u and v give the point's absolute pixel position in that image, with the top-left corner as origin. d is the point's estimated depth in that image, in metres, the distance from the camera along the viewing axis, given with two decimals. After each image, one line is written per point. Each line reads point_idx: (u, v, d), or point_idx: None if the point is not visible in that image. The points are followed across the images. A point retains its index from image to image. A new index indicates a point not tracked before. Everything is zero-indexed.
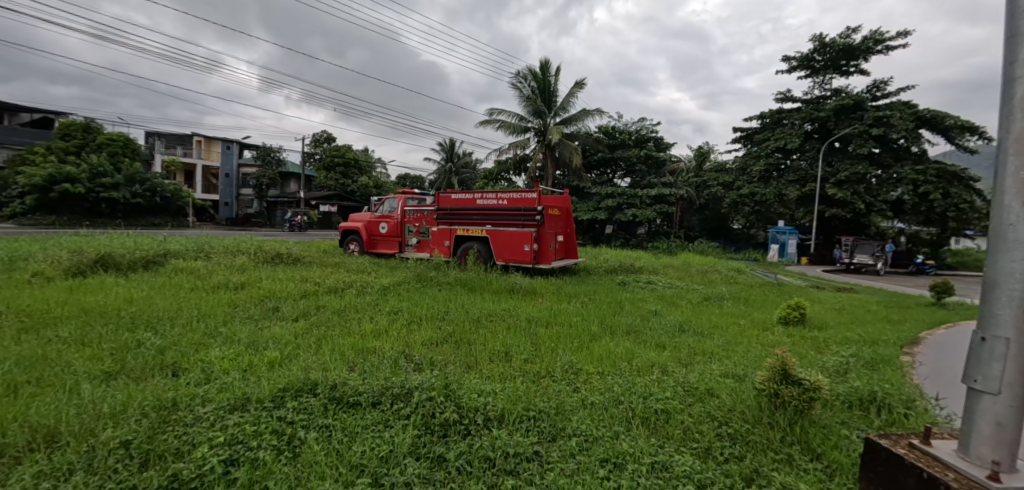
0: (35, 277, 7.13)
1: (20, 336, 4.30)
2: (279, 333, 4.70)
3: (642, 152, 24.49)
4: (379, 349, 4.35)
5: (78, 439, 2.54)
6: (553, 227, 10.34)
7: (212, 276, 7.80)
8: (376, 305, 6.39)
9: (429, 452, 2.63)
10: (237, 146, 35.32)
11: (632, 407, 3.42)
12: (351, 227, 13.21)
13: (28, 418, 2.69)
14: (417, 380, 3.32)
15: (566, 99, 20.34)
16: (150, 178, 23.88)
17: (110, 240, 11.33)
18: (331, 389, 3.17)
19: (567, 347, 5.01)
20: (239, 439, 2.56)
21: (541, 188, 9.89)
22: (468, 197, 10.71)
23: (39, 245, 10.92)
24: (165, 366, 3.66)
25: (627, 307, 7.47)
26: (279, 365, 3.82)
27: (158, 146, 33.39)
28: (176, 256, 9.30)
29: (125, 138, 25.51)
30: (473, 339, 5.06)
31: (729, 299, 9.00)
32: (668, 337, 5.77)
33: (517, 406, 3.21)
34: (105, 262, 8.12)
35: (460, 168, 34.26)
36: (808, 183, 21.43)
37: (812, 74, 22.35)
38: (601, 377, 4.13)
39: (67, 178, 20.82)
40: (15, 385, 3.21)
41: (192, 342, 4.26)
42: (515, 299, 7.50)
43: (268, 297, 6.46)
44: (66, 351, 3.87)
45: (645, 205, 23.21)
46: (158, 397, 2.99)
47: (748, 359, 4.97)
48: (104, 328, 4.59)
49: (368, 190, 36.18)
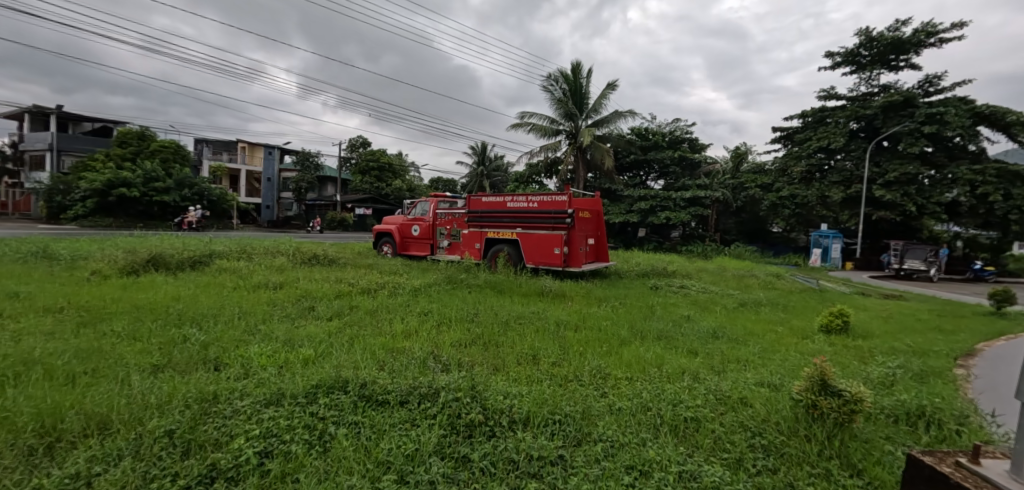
0: (94, 275, 7.65)
1: (79, 329, 4.61)
2: (313, 331, 4.86)
3: (676, 153, 24.08)
4: (409, 349, 4.44)
5: (127, 427, 2.69)
6: (584, 230, 10.29)
7: (253, 276, 8.14)
8: (407, 306, 6.52)
9: (454, 452, 2.66)
10: (278, 151, 36.73)
11: (660, 415, 3.37)
12: (385, 229, 13.49)
13: (83, 406, 2.87)
14: (444, 380, 3.38)
15: (597, 101, 20.25)
16: (199, 182, 25.11)
17: (160, 242, 11.92)
18: (360, 387, 3.25)
19: (596, 350, 4.99)
20: (273, 432, 2.66)
21: (571, 191, 9.86)
22: (498, 200, 10.79)
23: (99, 245, 11.64)
24: (208, 361, 3.85)
25: (658, 312, 7.34)
26: (313, 362, 3.95)
27: (205, 152, 35.08)
28: (220, 257, 9.72)
29: (175, 145, 26.78)
30: (501, 341, 5.10)
31: (767, 305, 8.74)
32: (701, 344, 5.63)
33: (543, 409, 3.21)
34: (155, 261, 8.57)
35: (491, 171, 34.70)
36: (854, 184, 20.44)
37: (857, 69, 21.40)
38: (629, 383, 4.08)
39: (123, 182, 22.26)
40: (73, 375, 3.43)
41: (233, 339, 4.46)
42: (543, 302, 7.50)
43: (303, 297, 6.67)
44: (118, 345, 4.12)
45: (678, 208, 22.76)
46: (200, 389, 3.14)
47: (785, 367, 4.79)
48: (153, 324, 4.85)
49: (401, 193, 37.06)
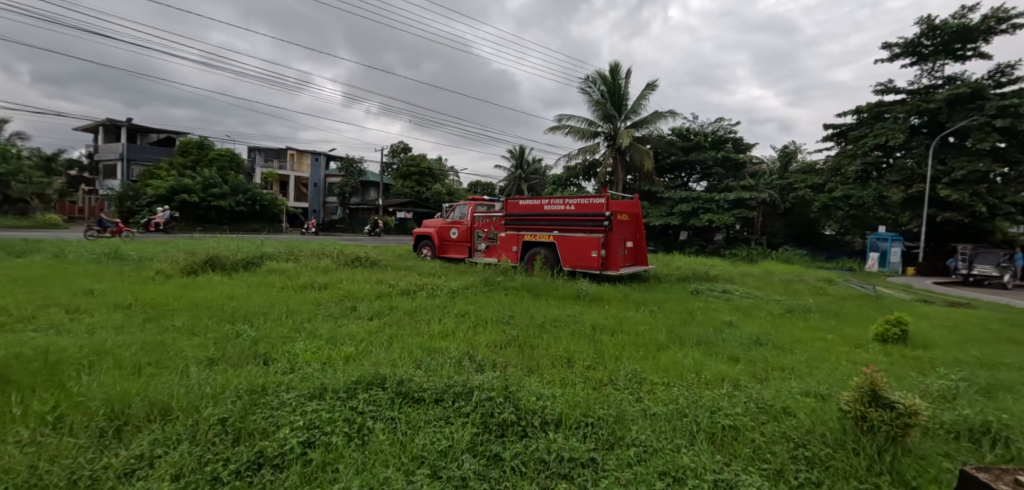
0: (159, 275, 8.24)
1: (145, 324, 4.99)
2: (355, 330, 5.05)
3: (719, 153, 23.36)
4: (445, 349, 4.53)
5: (186, 414, 2.90)
6: (622, 233, 10.18)
7: (300, 276, 8.52)
8: (445, 307, 6.66)
9: (486, 450, 2.71)
10: (324, 158, 38.25)
11: (697, 421, 3.31)
12: (424, 232, 13.79)
13: (147, 394, 3.11)
14: (478, 379, 3.45)
15: (636, 102, 19.98)
16: (252, 188, 26.45)
17: (217, 244, 12.69)
18: (397, 384, 3.37)
19: (632, 355, 4.93)
20: (316, 424, 2.80)
21: (609, 193, 9.79)
22: (535, 203, 10.83)
23: (162, 247, 12.51)
24: (258, 355, 4.08)
25: (698, 317, 7.15)
26: (353, 359, 4.11)
27: (257, 160, 37.00)
28: (270, 259, 10.23)
29: (231, 153, 28.36)
30: (536, 343, 5.13)
31: (817, 311, 8.34)
32: (743, 350, 5.44)
33: (576, 411, 3.22)
34: (213, 262, 9.12)
35: (529, 175, 34.82)
36: (916, 183, 19.14)
37: (919, 61, 20.10)
38: (665, 388, 4.01)
39: (185, 189, 23.80)
40: (139, 366, 3.72)
41: (280, 335, 4.71)
42: (580, 306, 7.47)
43: (346, 297, 6.94)
44: (179, 339, 4.43)
45: (722, 210, 22.06)
46: (251, 382, 3.34)
47: (834, 377, 4.56)
48: (209, 320, 5.20)
49: (441, 197, 37.75)
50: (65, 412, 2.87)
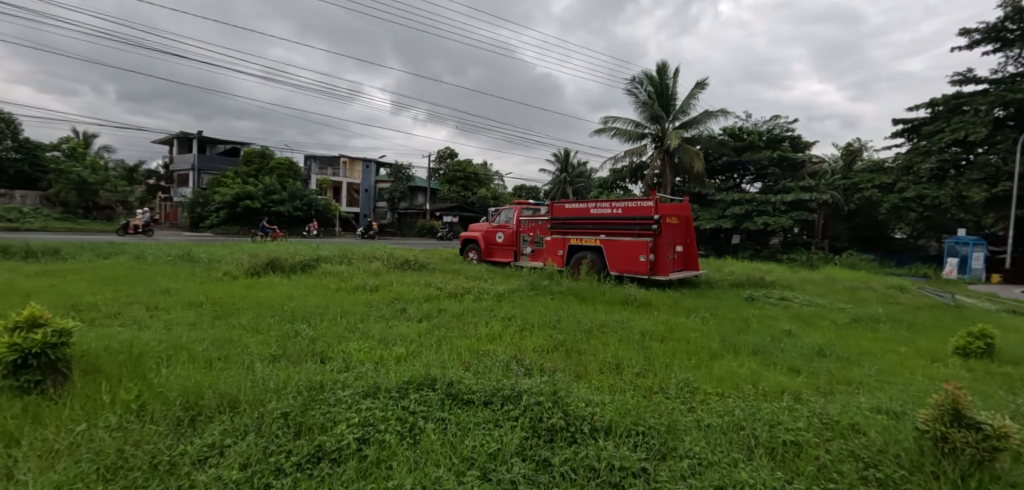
0: (226, 275, 8.84)
1: (215, 321, 5.36)
2: (405, 332, 5.19)
3: (776, 153, 22.30)
4: (492, 352, 4.55)
5: (252, 407, 3.07)
6: (671, 237, 9.91)
7: (353, 278, 8.88)
8: (492, 310, 6.72)
9: (535, 455, 2.69)
10: (375, 164, 39.68)
11: (754, 435, 3.15)
12: (471, 236, 13.98)
13: (218, 387, 3.32)
14: (527, 384, 3.45)
15: (685, 101, 19.48)
16: (307, 194, 27.74)
17: (278, 247, 13.44)
18: (447, 386, 3.42)
19: (683, 363, 4.78)
20: (370, 422, 2.89)
21: (658, 196, 9.56)
22: (582, 206, 10.74)
23: (229, 250, 13.39)
24: (316, 354, 4.27)
25: (754, 325, 6.80)
26: (404, 360, 4.21)
27: (313, 167, 38.89)
28: (326, 261, 10.72)
29: (289, 162, 29.93)
30: (583, 348, 5.07)
31: (887, 321, 7.74)
32: (805, 362, 5.14)
33: (626, 419, 3.14)
34: (273, 264, 9.67)
35: (574, 178, 34.61)
36: (1000, 181, 17.08)
37: (1002, 47, 18.38)
38: (720, 399, 3.85)
39: (248, 195, 25.35)
40: (210, 360, 3.99)
41: (336, 335, 4.90)
42: (628, 311, 7.33)
43: (397, 299, 7.16)
44: (244, 336, 4.72)
45: (778, 212, 21.00)
46: (309, 379, 3.49)
47: (909, 394, 4.21)
48: (271, 318, 5.50)
49: (486, 201, 38.18)
50: (146, 401, 3.11)
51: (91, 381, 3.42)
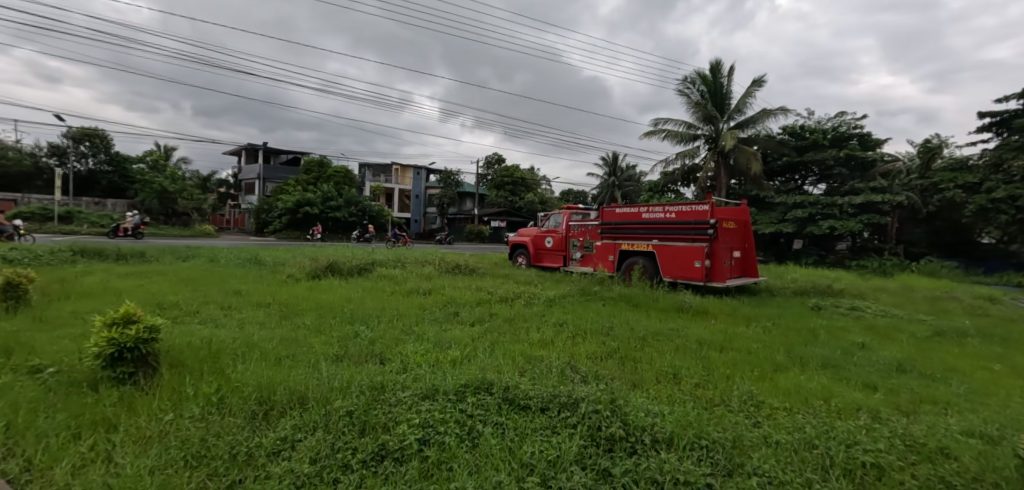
0: (289, 277, 9.34)
1: (282, 321, 5.68)
2: (459, 335, 5.27)
3: (842, 152, 20.91)
4: (546, 358, 4.53)
5: (319, 404, 3.21)
6: (728, 242, 9.50)
7: (407, 282, 9.11)
8: (543, 315, 6.70)
9: (595, 464, 2.64)
10: (425, 171, 40.79)
11: (830, 455, 2.93)
12: (520, 241, 14.02)
13: (287, 383, 3.50)
14: (584, 391, 3.40)
15: (741, 100, 18.71)
16: (362, 201, 28.74)
17: (336, 251, 14.03)
18: (503, 390, 3.43)
19: (746, 375, 4.54)
20: (430, 423, 2.94)
21: (713, 200, 9.20)
22: (633, 211, 10.51)
23: (292, 253, 14.12)
24: (375, 355, 4.41)
25: (821, 337, 6.37)
26: (459, 363, 4.27)
27: (367, 175, 40.47)
28: (380, 265, 11.07)
29: (345, 170, 31.25)
30: (638, 357, 4.93)
31: (976, 336, 7.02)
32: (881, 378, 4.75)
33: (688, 432, 3.03)
34: (333, 267, 10.10)
35: (623, 181, 34.02)
36: None
37: None
38: (788, 415, 3.62)
39: (307, 202, 26.78)
40: (279, 358, 4.21)
41: (393, 337, 5.04)
42: (682, 319, 7.07)
43: (449, 303, 7.28)
44: (309, 336, 4.95)
45: (846, 216, 19.65)
46: (371, 379, 3.61)
47: (1008, 417, 3.78)
48: (333, 320, 5.75)
49: (534, 206, 38.24)
50: (225, 395, 3.32)
51: (177, 374, 3.70)
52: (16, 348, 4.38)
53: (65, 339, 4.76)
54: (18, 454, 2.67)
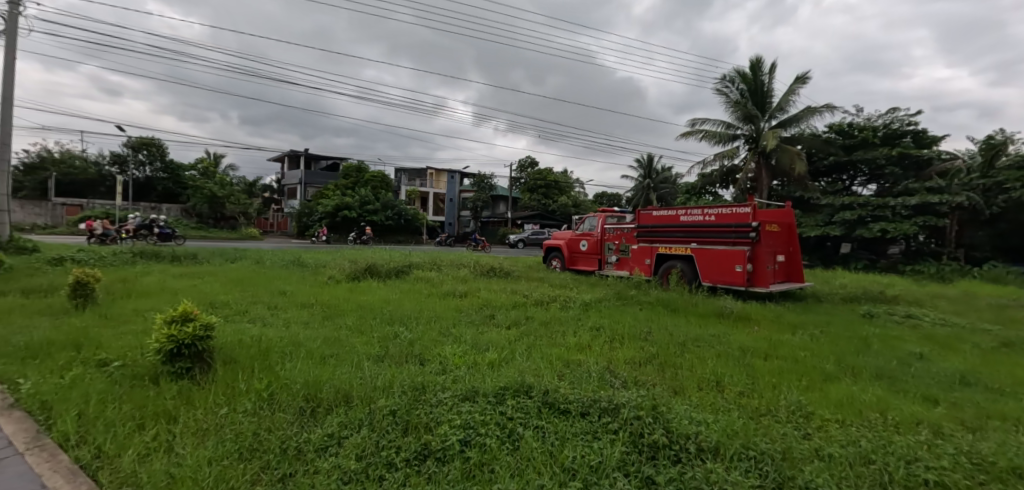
0: (330, 279, 9.63)
1: (325, 321, 5.87)
2: (496, 337, 5.29)
3: (894, 150, 19.82)
4: (584, 362, 4.49)
5: (363, 403, 3.29)
6: (772, 246, 9.15)
7: (443, 285, 9.23)
8: (579, 319, 6.64)
9: (638, 471, 2.58)
10: (459, 175, 41.29)
11: (888, 472, 2.77)
12: (554, 244, 13.97)
13: (332, 382, 3.61)
14: (625, 397, 3.35)
15: (783, 98, 18.05)
16: (398, 204, 29.34)
17: (374, 254, 14.37)
18: (543, 394, 3.42)
19: (794, 384, 4.36)
20: (471, 424, 2.97)
21: (755, 201, 8.89)
22: (670, 214, 10.30)
23: (332, 256, 14.55)
24: (415, 356, 4.48)
25: (875, 346, 6.03)
26: (498, 365, 4.29)
27: (403, 179, 41.32)
28: (417, 268, 11.25)
29: (381, 175, 32.01)
30: (678, 363, 4.81)
31: None
32: (942, 391, 4.46)
33: (735, 442, 2.93)
34: (371, 269, 10.34)
35: (658, 184, 33.40)
36: None
37: None
38: (841, 427, 3.45)
39: (346, 206, 27.61)
40: (324, 357, 4.35)
41: (432, 339, 5.12)
42: (724, 325, 6.85)
43: (485, 305, 7.33)
44: (352, 336, 5.09)
45: (899, 218, 18.59)
46: (412, 379, 3.68)
47: None
48: (373, 321, 5.90)
49: (567, 209, 38.04)
50: (275, 391, 3.46)
51: (230, 370, 3.89)
52: (86, 343, 4.70)
53: (128, 335, 5.07)
54: (89, 441, 2.86)
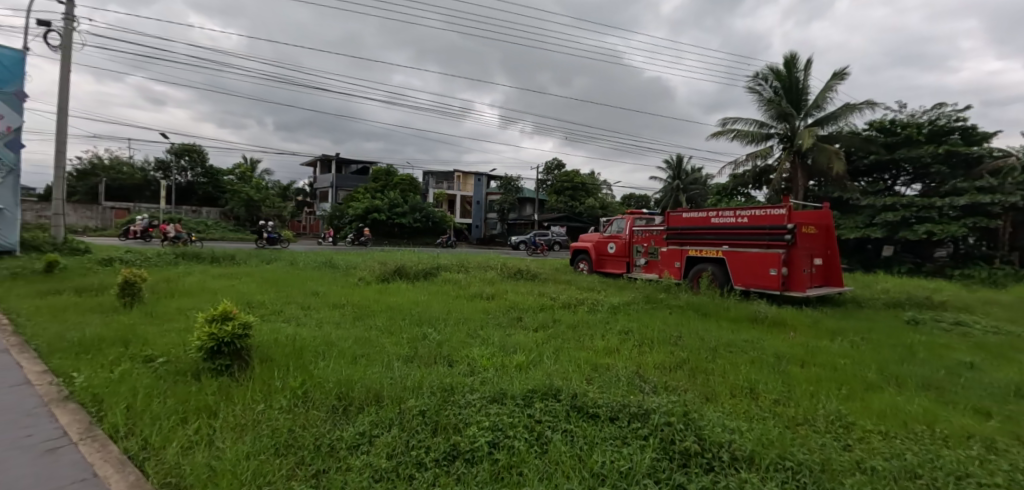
0: (361, 280, 9.86)
1: (356, 321, 6.00)
2: (524, 340, 5.30)
3: (940, 148, 18.81)
4: (612, 366, 4.44)
5: (393, 403, 3.34)
6: (809, 248, 8.83)
7: (470, 287, 9.30)
8: (607, 322, 6.57)
9: (669, 479, 2.54)
10: (486, 178, 41.55)
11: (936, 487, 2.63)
12: (581, 247, 13.88)
13: (363, 381, 3.68)
14: (655, 403, 3.29)
15: (820, 95, 17.43)
16: (426, 207, 29.73)
17: (403, 256, 14.59)
18: (572, 397, 3.40)
19: (832, 392, 4.20)
20: (500, 426, 2.97)
21: (791, 202, 8.61)
22: (701, 215, 10.08)
23: (362, 258, 14.86)
24: (443, 357, 4.52)
25: (921, 354, 5.74)
26: (525, 368, 4.29)
27: (431, 182, 41.86)
28: (445, 269, 11.38)
29: (410, 178, 32.52)
30: (710, 369, 4.70)
31: None
32: (996, 403, 4.20)
33: (771, 451, 2.84)
34: (400, 271, 10.52)
35: (688, 185, 32.77)
36: None
37: None
38: (885, 439, 3.30)
39: (375, 208, 28.23)
40: (355, 356, 4.44)
41: (460, 340, 5.16)
42: (758, 330, 6.65)
43: (511, 308, 7.34)
44: (382, 337, 5.19)
45: (946, 219, 17.66)
46: (441, 380, 3.71)
47: None
48: (402, 322, 5.99)
49: (594, 211, 37.72)
50: (309, 389, 3.55)
51: (266, 368, 4.01)
52: (134, 340, 4.94)
53: (172, 333, 5.31)
54: (137, 433, 3.00)
